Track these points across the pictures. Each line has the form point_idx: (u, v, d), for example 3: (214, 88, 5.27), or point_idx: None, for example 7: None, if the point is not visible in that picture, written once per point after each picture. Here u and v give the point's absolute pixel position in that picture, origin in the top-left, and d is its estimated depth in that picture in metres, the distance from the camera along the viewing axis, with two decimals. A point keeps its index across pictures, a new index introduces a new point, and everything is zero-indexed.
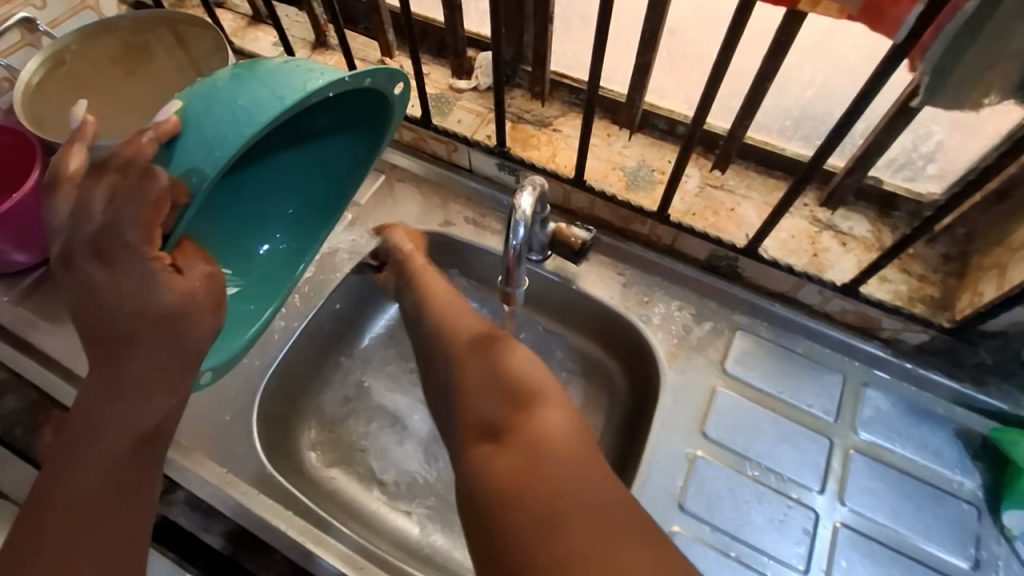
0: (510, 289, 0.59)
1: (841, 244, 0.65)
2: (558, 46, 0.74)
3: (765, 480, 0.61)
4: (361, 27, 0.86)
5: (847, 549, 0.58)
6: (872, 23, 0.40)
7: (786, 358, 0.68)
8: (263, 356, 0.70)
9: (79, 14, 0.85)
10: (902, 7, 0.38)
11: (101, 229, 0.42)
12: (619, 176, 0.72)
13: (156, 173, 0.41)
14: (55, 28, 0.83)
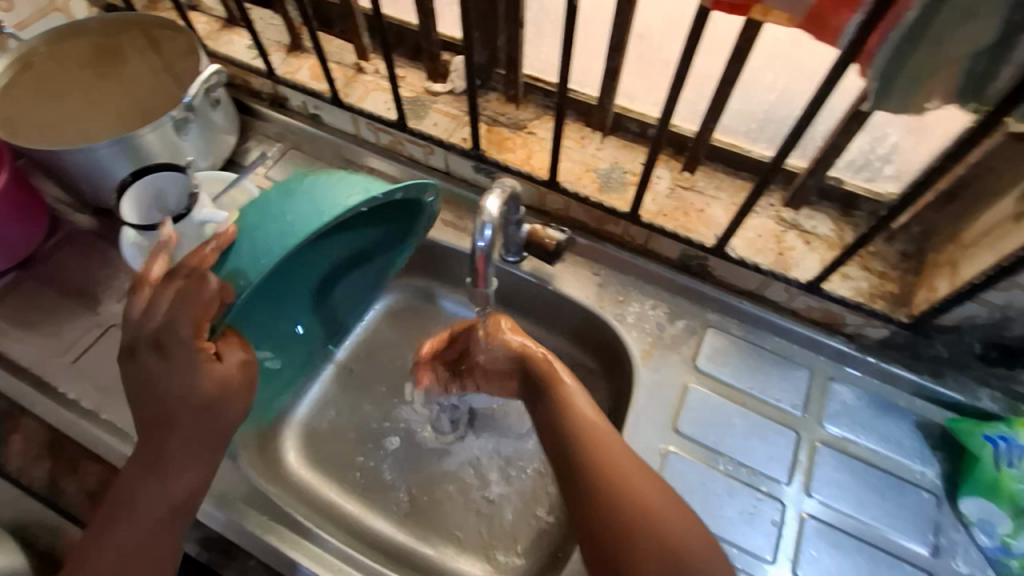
0: (478, 290, 0.55)
1: (806, 243, 0.67)
2: (530, 50, 0.75)
3: (735, 473, 0.63)
4: (336, 30, 0.86)
5: (814, 539, 0.60)
6: (816, 32, 0.42)
7: (755, 355, 0.69)
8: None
9: (47, 16, 0.84)
10: (842, 16, 0.40)
11: (162, 327, 0.47)
12: (592, 177, 0.74)
13: (209, 279, 0.45)
14: (23, 30, 0.81)
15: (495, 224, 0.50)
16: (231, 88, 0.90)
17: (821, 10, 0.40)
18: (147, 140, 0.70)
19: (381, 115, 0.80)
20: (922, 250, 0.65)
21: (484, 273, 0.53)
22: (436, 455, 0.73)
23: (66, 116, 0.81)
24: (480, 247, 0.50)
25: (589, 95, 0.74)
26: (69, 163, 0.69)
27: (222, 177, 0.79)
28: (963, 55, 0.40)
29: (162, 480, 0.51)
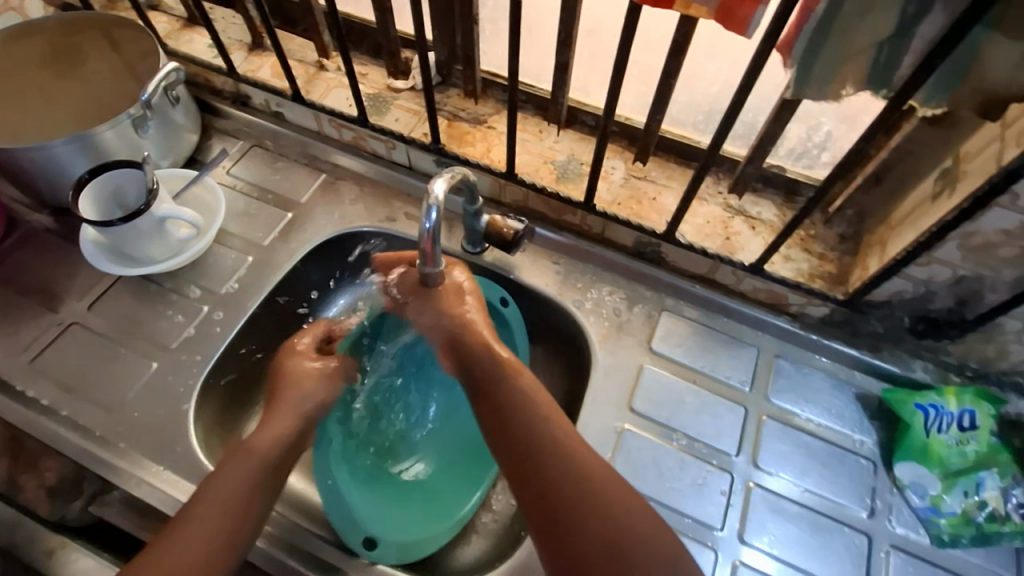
0: (427, 273, 0.58)
1: (751, 228, 0.71)
2: (487, 46, 0.77)
3: (687, 447, 0.66)
4: (299, 28, 0.87)
5: (760, 506, 0.63)
6: (725, 23, 0.43)
7: (707, 336, 0.73)
8: (204, 352, 0.71)
9: (4, 16, 0.82)
10: (748, 8, 0.42)
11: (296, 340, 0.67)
12: (550, 169, 0.76)
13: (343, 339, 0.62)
14: None
15: (442, 208, 0.53)
16: (193, 87, 0.91)
17: (728, 3, 0.42)
18: (104, 137, 0.70)
19: (342, 111, 0.81)
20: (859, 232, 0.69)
21: (434, 254, 0.55)
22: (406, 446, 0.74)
23: (26, 112, 0.81)
24: (427, 229, 0.53)
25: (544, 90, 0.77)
26: (24, 160, 0.69)
27: (181, 174, 0.79)
28: (870, 44, 0.43)
29: (241, 468, 0.54)
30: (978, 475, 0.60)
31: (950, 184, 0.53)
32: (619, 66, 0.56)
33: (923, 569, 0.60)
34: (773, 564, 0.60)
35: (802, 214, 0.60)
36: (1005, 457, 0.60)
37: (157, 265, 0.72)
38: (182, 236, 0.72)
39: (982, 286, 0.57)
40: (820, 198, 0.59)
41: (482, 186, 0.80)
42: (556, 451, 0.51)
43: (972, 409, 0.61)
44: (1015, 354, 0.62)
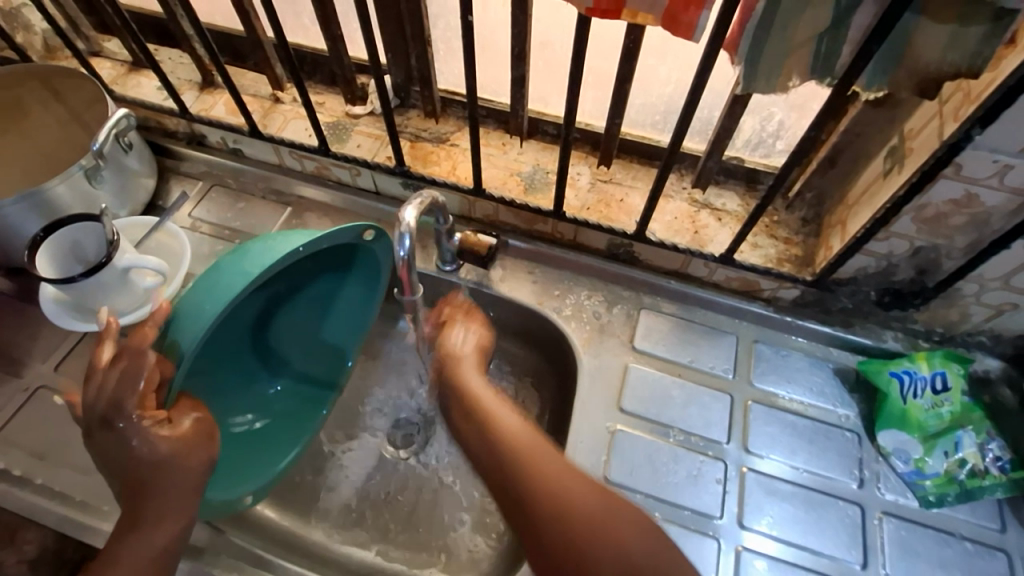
0: (407, 299, 0.58)
1: (718, 219, 0.73)
2: (442, 66, 0.78)
3: (682, 441, 0.67)
4: (250, 63, 0.86)
5: (755, 490, 0.64)
6: (672, 29, 0.45)
7: (686, 329, 0.74)
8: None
9: None
10: (692, 13, 0.43)
11: (111, 404, 0.50)
12: (517, 181, 0.77)
13: (146, 352, 0.49)
14: None
15: (415, 234, 0.53)
16: (145, 131, 0.89)
17: (673, 9, 0.44)
18: (57, 191, 0.68)
19: (302, 142, 0.80)
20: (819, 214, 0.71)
21: (412, 282, 0.56)
22: (401, 475, 0.74)
23: None
24: (402, 257, 0.53)
25: (503, 104, 0.78)
26: None
27: (142, 222, 0.77)
28: (810, 37, 0.46)
29: (134, 548, 0.50)
30: (957, 434, 0.63)
31: (898, 161, 0.56)
32: (572, 74, 0.57)
33: (916, 532, 0.62)
34: (776, 546, 0.61)
35: (763, 201, 0.62)
36: (977, 414, 0.63)
37: (122, 317, 0.70)
38: (147, 284, 0.69)
39: (938, 254, 0.60)
40: (777, 183, 0.61)
41: (451, 204, 0.80)
42: (522, 474, 0.49)
43: (942, 371, 0.64)
44: (976, 315, 0.65)
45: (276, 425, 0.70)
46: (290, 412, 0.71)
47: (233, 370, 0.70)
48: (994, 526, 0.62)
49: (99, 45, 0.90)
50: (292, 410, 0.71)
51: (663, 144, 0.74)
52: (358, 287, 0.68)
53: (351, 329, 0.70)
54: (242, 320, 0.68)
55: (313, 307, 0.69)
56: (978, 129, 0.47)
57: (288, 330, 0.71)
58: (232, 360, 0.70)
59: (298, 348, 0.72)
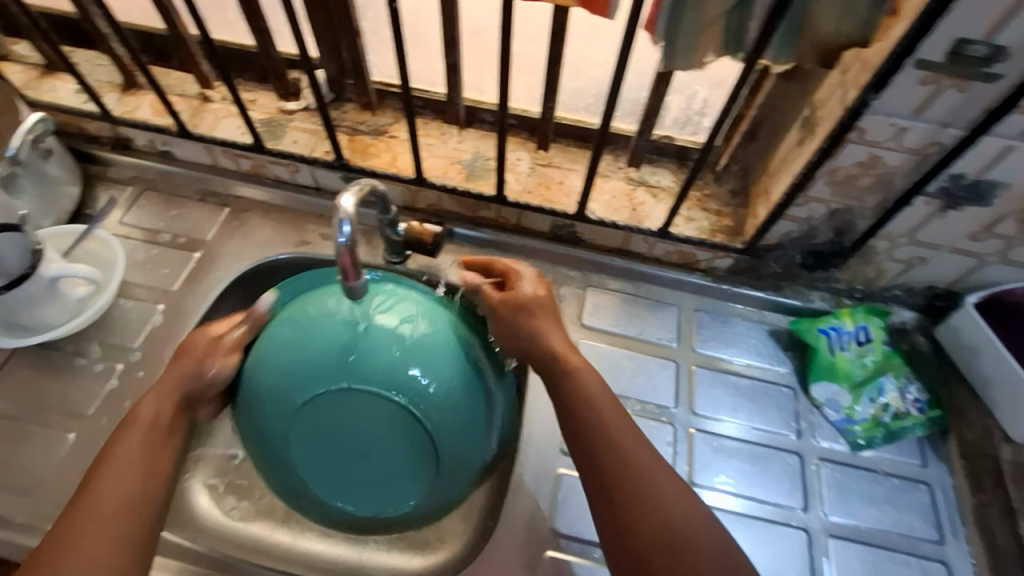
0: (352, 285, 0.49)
1: (654, 196, 0.75)
2: (376, 57, 0.78)
3: (637, 410, 0.70)
4: (175, 63, 0.81)
5: (705, 449, 0.68)
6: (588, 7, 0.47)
7: (631, 303, 0.77)
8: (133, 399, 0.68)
9: None
10: None
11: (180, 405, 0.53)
12: (458, 169, 0.77)
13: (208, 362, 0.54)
14: None
15: (353, 220, 0.48)
16: (64, 137, 0.84)
17: None
18: None
19: (235, 141, 0.78)
20: None
21: (355, 269, 0.48)
22: None
23: None
24: (341, 242, 0.46)
25: (440, 94, 0.77)
26: None
27: (69, 230, 0.74)
28: (719, 14, 0.48)
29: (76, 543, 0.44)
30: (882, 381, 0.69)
31: (810, 130, 0.60)
32: (496, 53, 0.57)
33: (849, 473, 0.67)
34: (732, 501, 0.65)
35: (690, 182, 0.64)
36: (897, 361, 0.70)
37: (56, 330, 0.67)
38: (79, 294, 0.69)
39: (852, 215, 0.65)
40: (700, 153, 0.63)
41: (393, 195, 0.80)
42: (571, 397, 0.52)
43: (865, 324, 0.70)
44: (890, 270, 0.70)
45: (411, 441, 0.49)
46: (373, 482, 0.51)
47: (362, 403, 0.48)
48: (917, 461, 0.68)
49: (7, 48, 0.85)
50: (350, 482, 0.51)
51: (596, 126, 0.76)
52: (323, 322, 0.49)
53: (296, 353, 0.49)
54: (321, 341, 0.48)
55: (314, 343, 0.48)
56: (875, 93, 0.51)
57: (245, 398, 0.51)
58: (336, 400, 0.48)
59: (335, 413, 0.48)
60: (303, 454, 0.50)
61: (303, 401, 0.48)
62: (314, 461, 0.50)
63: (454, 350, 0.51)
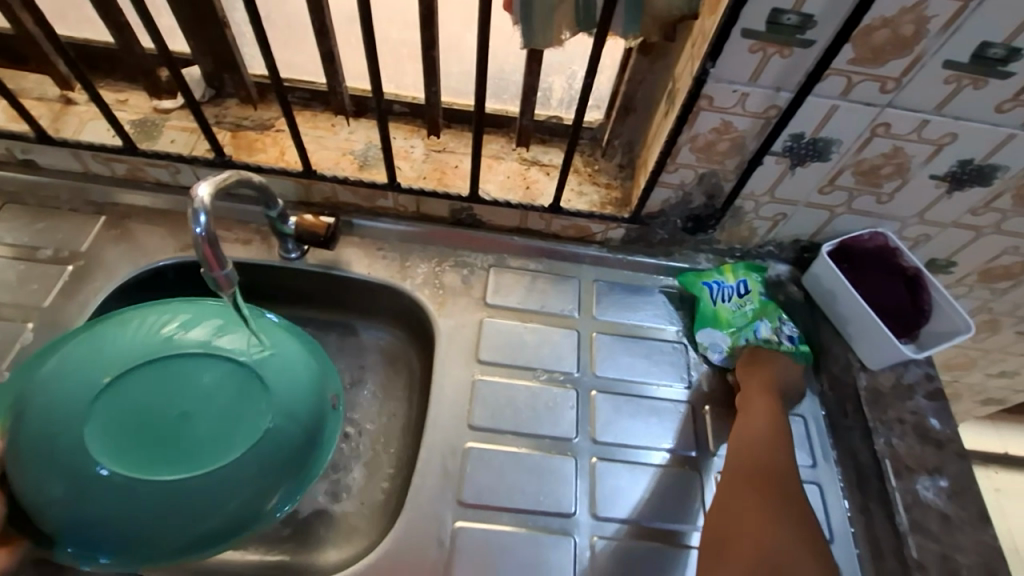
0: (218, 275, 0.58)
1: (705, 195, 0.79)
2: (454, 82, 0.85)
3: (659, 392, 0.79)
4: (229, 90, 0.84)
5: (717, 421, 0.78)
6: None
7: (646, 298, 0.86)
8: None
9: None
10: None
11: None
12: (519, 182, 0.85)
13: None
14: None
15: (212, 211, 0.56)
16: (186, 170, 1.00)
17: None
18: (142, 231, 0.83)
19: (285, 168, 0.81)
20: (806, 182, 0.75)
21: (219, 259, 0.57)
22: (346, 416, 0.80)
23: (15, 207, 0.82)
24: (200, 235, 0.55)
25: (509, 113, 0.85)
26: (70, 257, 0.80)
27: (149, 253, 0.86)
28: None
29: None
30: (892, 354, 0.76)
31: None
32: (530, 56, 0.70)
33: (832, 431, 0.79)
34: None
35: (695, 162, 0.74)
36: (771, 308, 0.80)
37: None
38: None
39: None
40: (690, 137, 0.71)
41: (442, 210, 0.85)
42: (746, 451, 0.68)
43: (743, 278, 0.82)
44: None
45: (226, 410, 0.58)
46: (216, 432, 0.57)
47: (175, 385, 0.57)
48: (934, 443, 0.74)
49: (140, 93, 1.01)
50: (201, 438, 0.56)
51: (645, 130, 0.80)
52: (113, 340, 0.59)
53: (107, 362, 0.57)
54: (115, 353, 0.57)
55: (105, 360, 0.57)
56: None
57: (33, 447, 0.54)
58: (151, 390, 0.56)
59: (159, 377, 0.57)
60: (143, 448, 0.54)
61: (136, 375, 0.57)
62: (139, 435, 0.55)
63: (266, 327, 0.65)
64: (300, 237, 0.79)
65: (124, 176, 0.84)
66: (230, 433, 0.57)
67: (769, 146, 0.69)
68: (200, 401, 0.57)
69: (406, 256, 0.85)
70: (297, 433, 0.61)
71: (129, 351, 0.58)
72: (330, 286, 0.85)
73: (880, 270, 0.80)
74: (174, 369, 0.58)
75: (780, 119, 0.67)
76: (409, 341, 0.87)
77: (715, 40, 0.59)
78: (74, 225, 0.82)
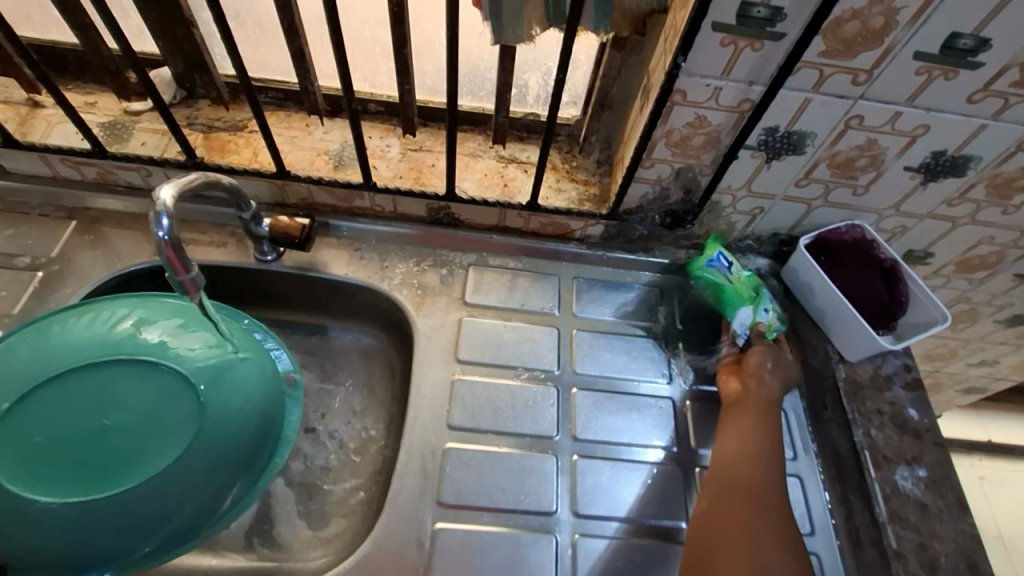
0: (183, 278, 0.57)
1: (682, 190, 0.79)
2: (429, 80, 0.84)
3: (640, 388, 0.79)
4: (199, 92, 0.83)
5: (699, 416, 0.78)
6: None
7: (625, 294, 0.86)
8: None
9: None
10: None
11: None
12: (497, 180, 0.84)
13: None
14: None
15: (173, 213, 0.55)
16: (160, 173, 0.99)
17: None
18: (113, 236, 0.81)
19: (258, 169, 0.80)
20: (782, 175, 0.75)
21: (183, 261, 0.56)
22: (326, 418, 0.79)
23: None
24: (162, 237, 0.54)
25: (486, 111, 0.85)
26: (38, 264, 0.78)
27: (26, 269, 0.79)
28: None
29: None
30: (870, 346, 0.77)
31: None
32: (503, 52, 0.69)
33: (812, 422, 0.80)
34: None
35: (671, 158, 0.74)
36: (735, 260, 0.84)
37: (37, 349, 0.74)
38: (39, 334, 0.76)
39: None
40: (664, 132, 0.70)
41: (420, 209, 0.85)
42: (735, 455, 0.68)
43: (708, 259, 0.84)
44: None
45: (175, 415, 0.56)
46: (162, 437, 0.55)
47: (120, 388, 0.55)
48: (912, 432, 0.74)
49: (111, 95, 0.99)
50: (140, 446, 0.54)
51: (621, 126, 0.80)
52: (57, 339, 0.57)
53: (51, 363, 0.55)
54: (60, 354, 0.56)
55: (48, 361, 0.55)
56: None
57: None
58: (94, 393, 0.55)
59: (89, 385, 0.55)
60: (84, 454, 0.53)
61: (71, 380, 0.55)
62: (73, 448, 0.53)
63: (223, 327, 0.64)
64: (274, 238, 0.77)
65: (94, 180, 0.83)
66: (178, 438, 0.56)
67: (743, 141, 0.69)
68: (147, 404, 0.55)
69: (385, 256, 0.84)
70: (247, 432, 0.61)
71: (73, 351, 0.56)
72: (307, 287, 0.84)
73: (858, 262, 0.80)
74: (120, 370, 0.56)
75: (754, 113, 0.66)
76: (389, 343, 0.86)
77: (686, 35, 0.58)
78: (44, 231, 0.80)
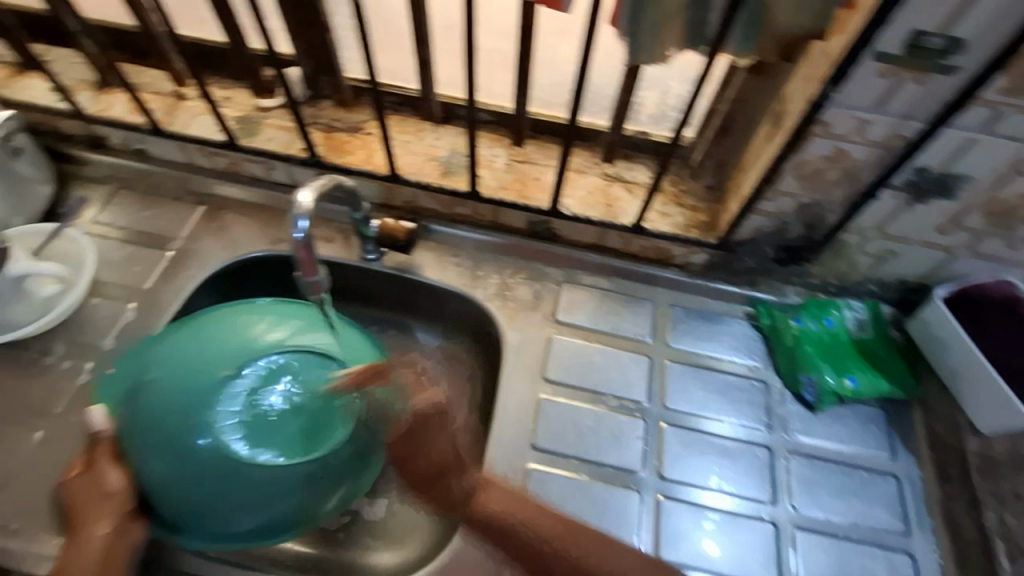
0: (310, 279, 0.60)
1: (804, 225, 0.73)
2: (543, 94, 0.83)
3: (736, 432, 0.74)
4: (322, 93, 0.87)
5: (801, 470, 0.72)
6: None
7: (720, 328, 0.81)
8: None
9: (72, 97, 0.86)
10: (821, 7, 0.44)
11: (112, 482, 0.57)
12: (601, 198, 0.82)
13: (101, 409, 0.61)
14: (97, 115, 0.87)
15: (310, 216, 0.57)
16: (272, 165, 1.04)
17: None
18: (233, 223, 0.86)
19: (371, 171, 0.82)
20: (923, 220, 0.68)
21: (313, 263, 0.58)
22: None
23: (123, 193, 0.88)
24: (299, 237, 0.56)
25: (598, 127, 0.83)
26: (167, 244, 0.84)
27: (40, 230, 0.80)
28: None
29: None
30: (1007, 419, 0.66)
31: None
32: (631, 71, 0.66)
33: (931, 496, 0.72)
34: (825, 525, 0.69)
35: (798, 191, 0.69)
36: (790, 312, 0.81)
37: (29, 326, 0.73)
38: (48, 291, 0.75)
39: None
40: (796, 163, 0.65)
41: (519, 221, 0.84)
42: None
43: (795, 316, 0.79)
44: None
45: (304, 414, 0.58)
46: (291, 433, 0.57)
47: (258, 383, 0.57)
48: None
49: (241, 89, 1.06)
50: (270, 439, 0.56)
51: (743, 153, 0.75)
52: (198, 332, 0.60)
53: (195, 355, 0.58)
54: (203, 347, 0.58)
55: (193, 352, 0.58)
56: None
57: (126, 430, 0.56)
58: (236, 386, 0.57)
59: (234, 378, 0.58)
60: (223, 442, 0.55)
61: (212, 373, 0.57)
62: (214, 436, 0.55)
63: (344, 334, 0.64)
64: (381, 240, 0.80)
65: (223, 169, 0.89)
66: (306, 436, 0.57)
67: (887, 179, 0.63)
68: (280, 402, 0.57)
69: (480, 266, 0.85)
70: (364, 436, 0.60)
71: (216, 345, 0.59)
72: (402, 288, 0.86)
73: (1004, 325, 0.70)
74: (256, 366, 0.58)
75: (904, 150, 0.61)
76: (474, 352, 0.86)
77: (843, 62, 0.54)
78: (175, 213, 0.87)
